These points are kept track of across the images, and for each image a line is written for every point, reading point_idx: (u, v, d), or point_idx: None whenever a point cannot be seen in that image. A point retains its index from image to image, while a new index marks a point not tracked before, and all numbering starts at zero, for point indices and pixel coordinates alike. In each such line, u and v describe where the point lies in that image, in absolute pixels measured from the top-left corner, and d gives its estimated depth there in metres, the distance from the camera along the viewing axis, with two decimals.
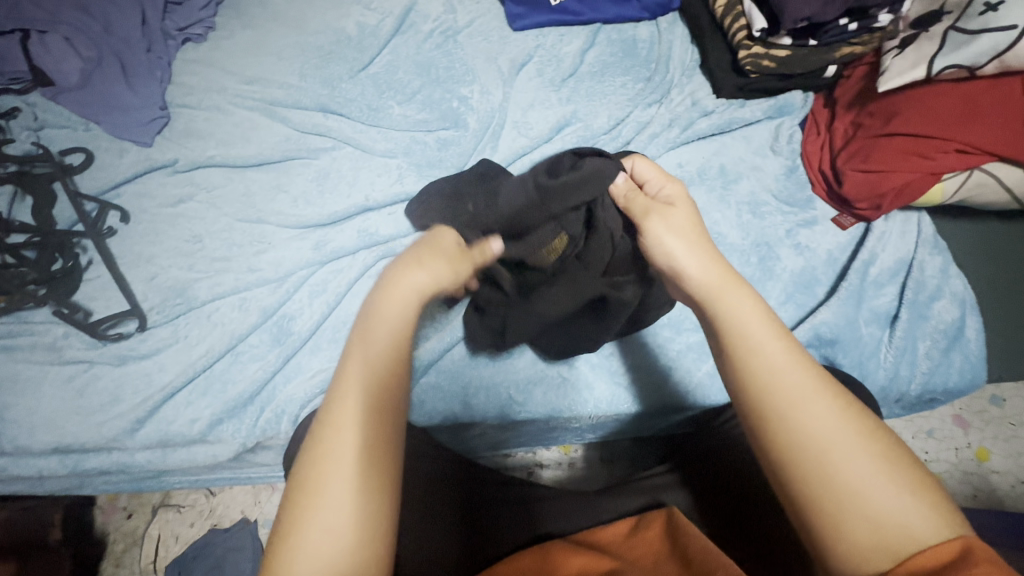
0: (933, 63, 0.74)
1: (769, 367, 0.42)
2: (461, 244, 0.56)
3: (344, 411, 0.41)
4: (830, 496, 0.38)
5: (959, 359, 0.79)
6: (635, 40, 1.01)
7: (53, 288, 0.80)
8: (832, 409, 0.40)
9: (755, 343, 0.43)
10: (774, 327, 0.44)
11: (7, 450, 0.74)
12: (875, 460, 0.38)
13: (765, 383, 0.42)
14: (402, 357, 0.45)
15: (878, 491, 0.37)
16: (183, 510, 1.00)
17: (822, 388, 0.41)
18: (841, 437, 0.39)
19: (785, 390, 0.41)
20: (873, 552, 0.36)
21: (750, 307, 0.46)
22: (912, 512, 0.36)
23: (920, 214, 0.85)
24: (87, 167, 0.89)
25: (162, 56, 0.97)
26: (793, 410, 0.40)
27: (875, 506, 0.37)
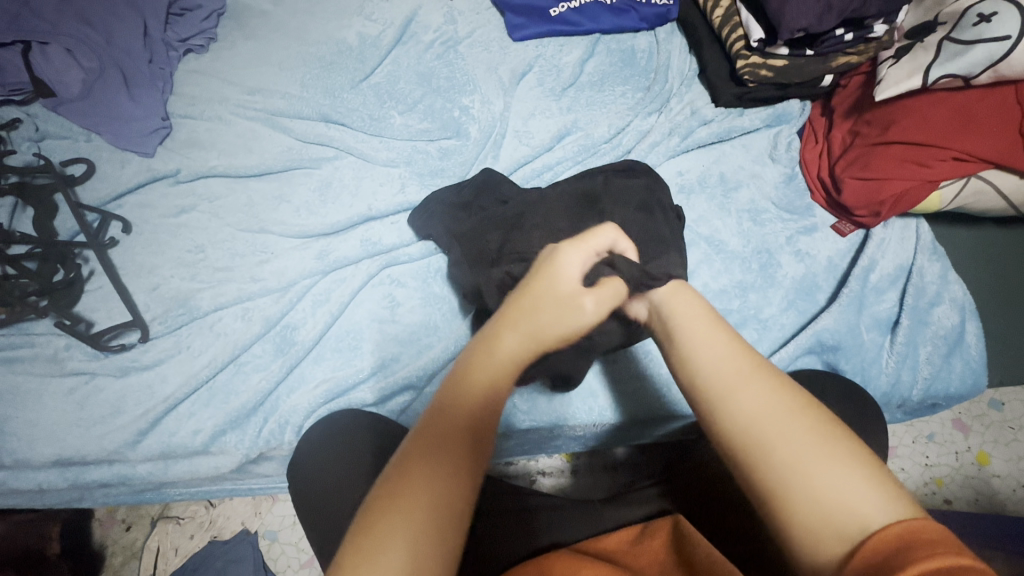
0: (929, 73, 0.75)
1: (706, 364, 0.43)
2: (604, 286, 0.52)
3: (431, 452, 0.42)
4: (777, 477, 0.37)
5: (959, 365, 0.79)
6: (634, 50, 1.02)
7: (54, 299, 0.79)
8: (766, 393, 0.40)
9: (694, 348, 0.45)
10: (719, 329, 0.46)
11: (6, 463, 0.73)
12: (818, 438, 0.37)
13: (701, 382, 0.43)
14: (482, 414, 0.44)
15: (820, 469, 0.36)
16: (183, 522, 0.99)
17: (760, 373, 0.42)
18: (779, 420, 0.39)
19: (724, 380, 0.42)
20: (822, 533, 0.34)
21: (697, 312, 0.48)
22: (857, 489, 0.35)
23: (918, 221, 0.86)
24: (89, 178, 0.89)
25: (164, 67, 0.97)
26: (730, 402, 0.41)
27: (819, 484, 0.35)
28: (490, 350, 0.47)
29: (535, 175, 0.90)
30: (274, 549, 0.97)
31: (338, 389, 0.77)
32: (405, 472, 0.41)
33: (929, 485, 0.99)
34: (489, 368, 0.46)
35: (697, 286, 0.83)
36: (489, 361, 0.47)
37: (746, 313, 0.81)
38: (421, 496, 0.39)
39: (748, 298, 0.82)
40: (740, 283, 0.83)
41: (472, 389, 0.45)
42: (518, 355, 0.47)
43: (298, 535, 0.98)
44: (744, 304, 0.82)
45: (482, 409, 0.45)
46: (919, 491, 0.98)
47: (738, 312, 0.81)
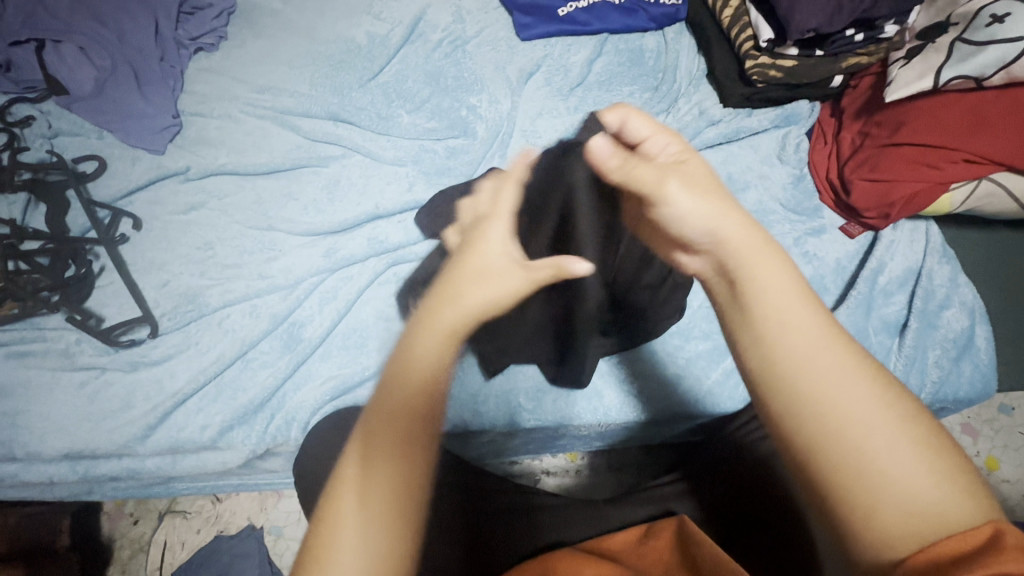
0: (941, 74, 0.75)
1: (790, 337, 0.35)
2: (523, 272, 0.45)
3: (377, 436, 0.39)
4: (857, 477, 0.32)
5: (969, 368, 0.78)
6: (642, 50, 1.02)
7: (66, 295, 0.80)
8: (856, 378, 0.34)
9: (773, 312, 0.36)
10: (804, 294, 0.37)
11: (18, 456, 0.74)
12: (906, 434, 0.33)
13: (783, 357, 0.35)
14: (431, 376, 0.41)
15: (903, 469, 0.32)
16: (190, 516, 1.00)
17: (849, 354, 0.35)
18: (872, 414, 0.33)
19: (807, 360, 0.35)
20: (903, 539, 0.31)
21: (778, 269, 0.38)
22: (939, 490, 0.31)
23: (928, 223, 0.86)
24: (101, 175, 0.90)
25: (175, 65, 0.98)
26: (818, 384, 0.34)
27: (903, 485, 0.31)
28: (430, 323, 0.43)
29: None
30: (279, 544, 0.98)
31: (344, 386, 0.77)
32: (354, 458, 0.39)
33: None
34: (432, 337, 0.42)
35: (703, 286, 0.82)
36: (429, 337, 0.42)
37: None
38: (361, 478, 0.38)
39: None
40: None
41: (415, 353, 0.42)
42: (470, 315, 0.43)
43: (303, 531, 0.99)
44: None
45: (431, 375, 0.41)
46: None
47: None
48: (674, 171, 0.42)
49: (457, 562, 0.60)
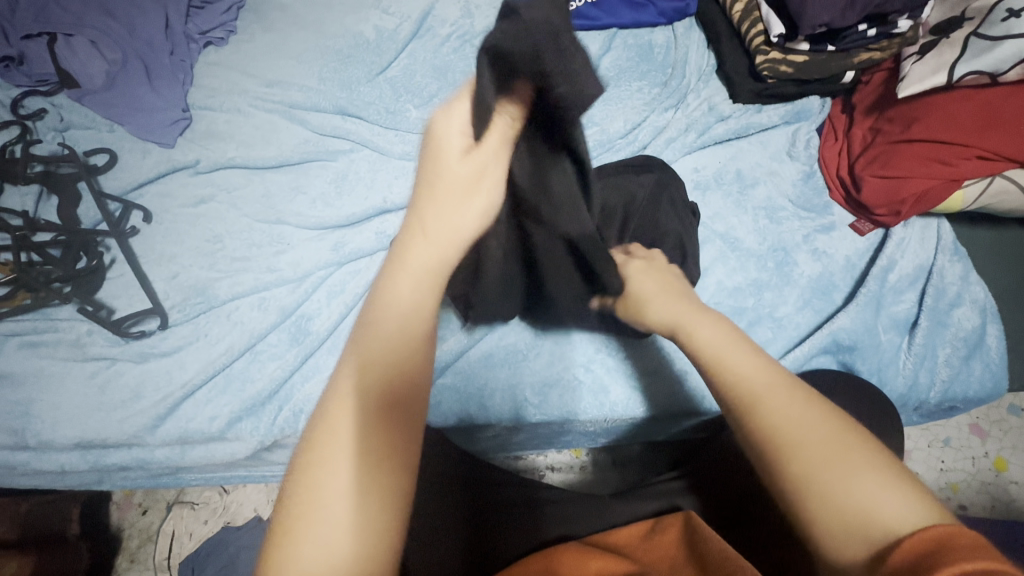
0: (954, 70, 0.74)
1: (731, 373, 0.42)
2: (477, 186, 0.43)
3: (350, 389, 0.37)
4: (801, 488, 0.36)
5: (979, 367, 0.78)
6: (651, 45, 1.01)
7: (77, 286, 0.81)
8: (791, 403, 0.39)
9: (715, 357, 0.44)
10: (737, 341, 0.45)
11: (30, 445, 0.75)
12: (847, 447, 0.36)
13: (727, 391, 0.42)
14: (412, 337, 0.40)
15: (843, 476, 0.35)
16: (198, 507, 1.01)
17: (784, 382, 0.41)
18: (806, 431, 0.37)
19: (746, 387, 0.41)
20: (853, 542, 0.33)
21: (716, 326, 0.47)
22: (881, 496, 0.34)
23: (940, 221, 0.85)
24: (112, 168, 0.91)
25: (185, 59, 0.99)
26: (755, 408, 0.40)
27: (846, 492, 0.34)
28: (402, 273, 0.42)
29: None
30: None
31: None
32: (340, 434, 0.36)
33: (944, 489, 0.98)
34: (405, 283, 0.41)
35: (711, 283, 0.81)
36: (400, 279, 0.41)
37: (760, 312, 0.80)
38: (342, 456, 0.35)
39: (763, 296, 0.81)
40: (755, 281, 0.82)
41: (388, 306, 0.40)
42: (445, 246, 0.42)
43: None
44: (759, 302, 0.81)
45: (402, 331, 0.39)
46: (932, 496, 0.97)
47: (752, 310, 0.80)
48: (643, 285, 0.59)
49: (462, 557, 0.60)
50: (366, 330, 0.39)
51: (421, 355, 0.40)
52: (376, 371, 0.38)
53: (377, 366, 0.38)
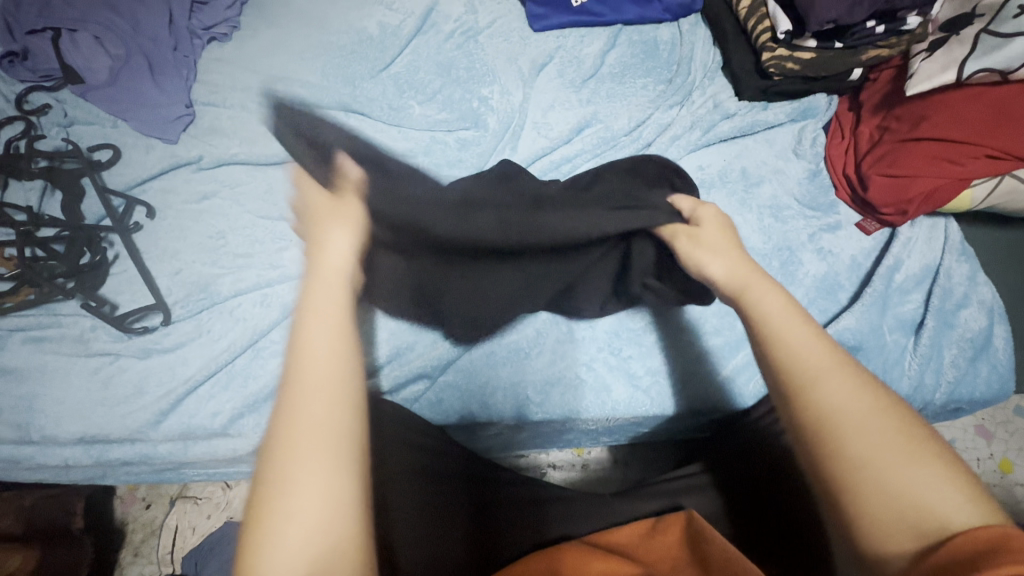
0: (964, 67, 0.73)
1: (790, 348, 0.43)
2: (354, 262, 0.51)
3: (286, 409, 0.40)
4: (850, 473, 0.37)
5: (986, 369, 0.77)
6: (657, 41, 1.00)
7: (80, 281, 0.81)
8: (851, 387, 0.40)
9: (776, 329, 0.44)
10: (799, 316, 0.45)
11: (35, 439, 0.75)
12: (902, 441, 0.37)
13: (784, 364, 0.42)
14: (332, 340, 0.43)
15: (893, 465, 0.36)
16: (200, 502, 1.02)
17: (845, 367, 0.41)
18: (861, 415, 0.39)
19: (808, 365, 0.41)
20: (898, 531, 0.35)
21: (779, 297, 0.47)
22: (932, 490, 0.35)
23: (947, 220, 0.84)
24: (115, 163, 0.91)
25: (189, 54, 0.98)
26: (813, 387, 0.40)
27: (895, 480, 0.36)
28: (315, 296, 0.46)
29: (554, 166, 0.89)
30: None
31: None
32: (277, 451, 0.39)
33: None
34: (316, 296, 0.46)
35: None
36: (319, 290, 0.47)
37: None
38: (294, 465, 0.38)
39: None
40: None
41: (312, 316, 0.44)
42: (334, 273, 0.48)
43: None
44: None
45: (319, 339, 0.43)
46: None
47: None
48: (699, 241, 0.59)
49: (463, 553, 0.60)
50: (297, 346, 0.43)
51: (349, 351, 0.43)
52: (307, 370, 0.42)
53: (306, 369, 0.42)
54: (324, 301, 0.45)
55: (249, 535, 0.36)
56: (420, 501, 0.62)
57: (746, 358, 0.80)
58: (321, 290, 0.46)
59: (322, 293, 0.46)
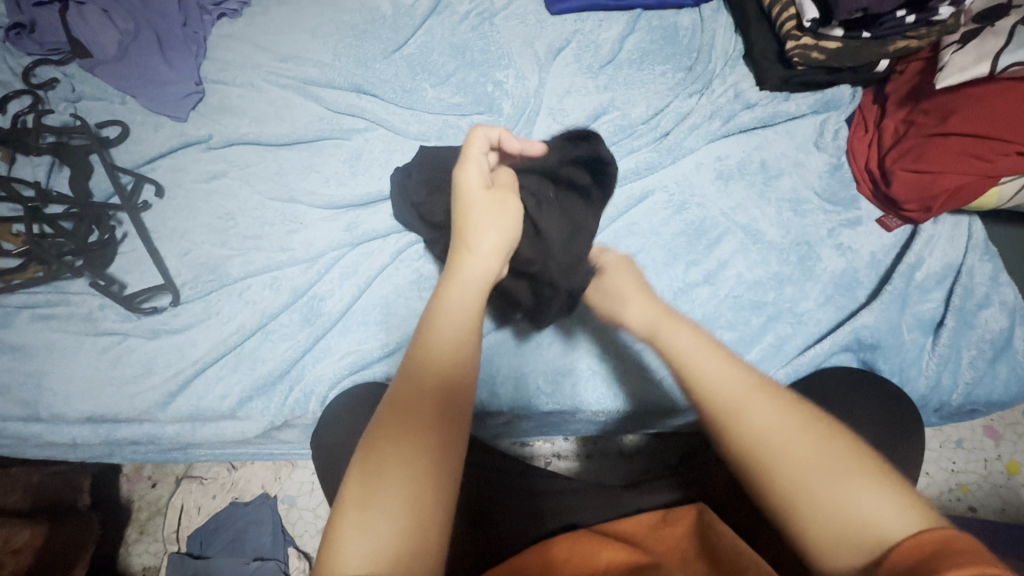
0: (998, 60, 0.70)
1: (714, 383, 0.44)
2: (504, 199, 0.55)
3: (394, 412, 0.41)
4: (790, 494, 0.38)
5: (1005, 370, 0.76)
6: (677, 27, 0.98)
7: (89, 260, 0.80)
8: (773, 411, 0.41)
9: (699, 362, 0.45)
10: (717, 354, 0.46)
11: (43, 417, 0.75)
12: (832, 453, 0.38)
13: (710, 399, 0.43)
14: (456, 344, 0.45)
15: (831, 482, 0.37)
16: (206, 482, 1.02)
17: (768, 402, 0.42)
18: (790, 438, 0.40)
19: (732, 399, 0.42)
20: (843, 548, 0.35)
21: (696, 339, 0.47)
22: (874, 504, 0.36)
23: (971, 218, 0.83)
24: (124, 141, 0.89)
25: (198, 30, 0.96)
26: (741, 416, 0.41)
27: (832, 500, 0.36)
28: (449, 296, 0.48)
29: None
30: (292, 513, 1.00)
31: (363, 362, 0.77)
32: (377, 453, 0.39)
33: (954, 491, 0.97)
34: (454, 304, 0.47)
35: (730, 276, 0.80)
36: (452, 295, 0.48)
37: (781, 307, 0.78)
38: (397, 473, 0.38)
39: (784, 291, 0.79)
40: (776, 275, 0.80)
41: (440, 322, 0.46)
42: (475, 284, 0.49)
43: (316, 502, 1.01)
44: (780, 296, 0.79)
45: (456, 342, 0.45)
46: (941, 497, 0.96)
47: (773, 305, 0.78)
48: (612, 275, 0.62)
49: (456, 545, 0.60)
50: (421, 338, 0.45)
51: (456, 361, 0.44)
52: (424, 376, 0.43)
53: (414, 378, 0.43)
54: (456, 301, 0.48)
55: (336, 523, 0.37)
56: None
57: (760, 353, 0.76)
58: (454, 293, 0.48)
59: (453, 295, 0.48)
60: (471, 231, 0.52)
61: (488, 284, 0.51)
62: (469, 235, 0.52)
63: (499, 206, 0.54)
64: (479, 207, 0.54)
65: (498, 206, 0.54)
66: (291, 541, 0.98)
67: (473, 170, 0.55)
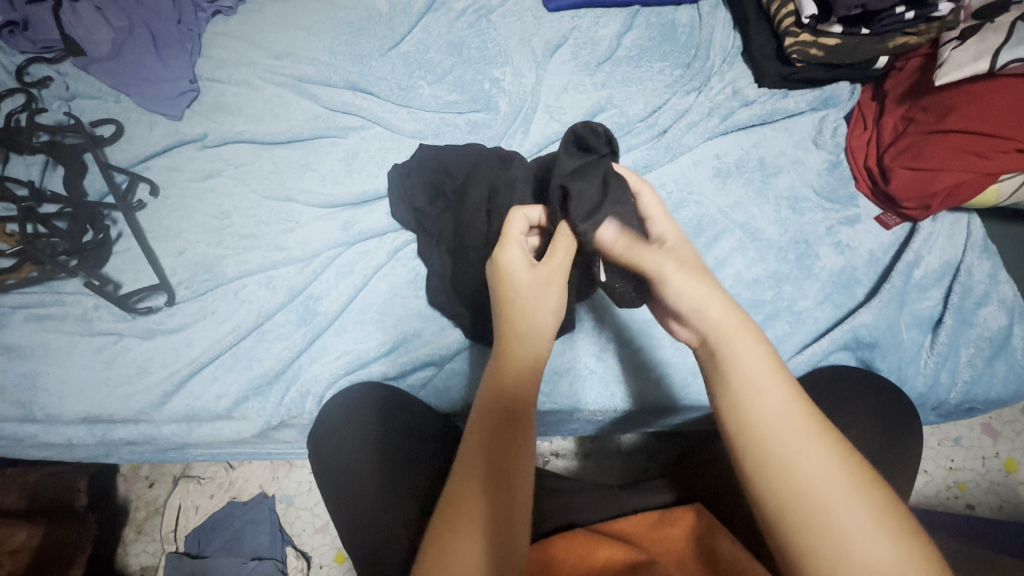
0: (998, 56, 0.69)
1: (762, 415, 0.38)
2: (549, 279, 0.51)
3: (461, 481, 0.43)
4: (827, 550, 0.34)
5: (1004, 369, 0.75)
6: (675, 24, 0.98)
7: (84, 259, 0.79)
8: (823, 456, 0.36)
9: (750, 387, 0.39)
10: (776, 375, 0.40)
11: (38, 417, 0.75)
12: (870, 509, 0.35)
13: (752, 433, 0.38)
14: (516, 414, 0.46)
15: (864, 541, 0.33)
16: (204, 482, 1.01)
17: (821, 436, 0.37)
18: (834, 487, 0.35)
19: (778, 438, 0.37)
20: None
21: (756, 347, 0.41)
22: (901, 561, 0.33)
23: (970, 216, 0.82)
24: (118, 139, 0.89)
25: (193, 28, 0.96)
26: (787, 459, 0.36)
27: (867, 560, 0.33)
28: (509, 361, 0.48)
29: None
30: (290, 513, 1.00)
31: (359, 361, 0.77)
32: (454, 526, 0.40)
33: (952, 488, 0.97)
34: (513, 369, 0.48)
35: (729, 275, 0.80)
36: (515, 362, 0.48)
37: (779, 305, 0.78)
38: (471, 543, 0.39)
39: (782, 289, 0.79)
40: (775, 273, 0.80)
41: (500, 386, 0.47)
42: (535, 349, 0.49)
43: (314, 501, 1.01)
44: (778, 295, 0.78)
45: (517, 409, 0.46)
46: (938, 495, 0.96)
47: (771, 303, 0.78)
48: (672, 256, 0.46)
49: None
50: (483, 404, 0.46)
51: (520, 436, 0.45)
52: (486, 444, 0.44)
53: (476, 449, 0.44)
54: (517, 365, 0.48)
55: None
56: (394, 498, 0.60)
57: None
58: (516, 357, 0.48)
59: (516, 359, 0.48)
60: (526, 296, 0.51)
61: (546, 351, 0.50)
62: (524, 304, 0.50)
63: (542, 285, 0.51)
64: (528, 283, 0.51)
65: (548, 281, 0.51)
66: (289, 540, 0.98)
67: (516, 250, 0.52)
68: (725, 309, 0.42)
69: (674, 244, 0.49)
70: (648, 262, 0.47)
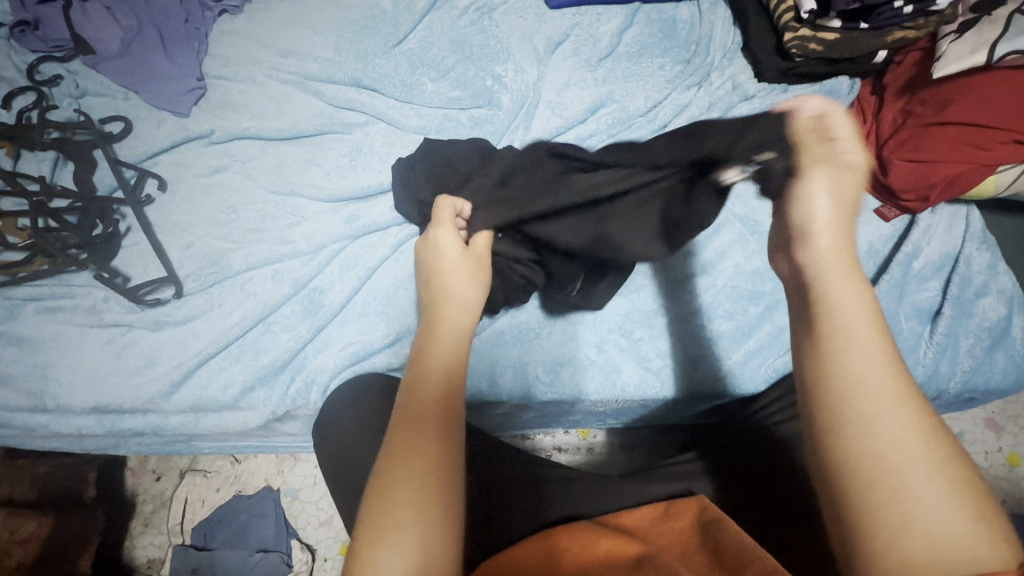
0: (995, 49, 0.71)
1: (849, 366, 0.36)
2: (479, 263, 0.58)
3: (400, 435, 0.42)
4: (888, 504, 0.32)
5: (1003, 359, 0.76)
6: (675, 20, 0.99)
7: (94, 253, 0.80)
8: (904, 417, 0.34)
9: (840, 337, 0.38)
10: (872, 331, 0.38)
11: (48, 407, 0.76)
12: (947, 477, 0.32)
13: (830, 380, 0.37)
14: (450, 375, 0.47)
15: (935, 505, 0.31)
16: (210, 475, 1.03)
17: (909, 401, 0.35)
18: (911, 448, 0.33)
19: (859, 389, 0.36)
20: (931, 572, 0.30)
21: (859, 300, 0.39)
22: (968, 530, 0.31)
23: (969, 208, 0.83)
24: (128, 135, 0.90)
25: (200, 27, 0.97)
26: (863, 409, 0.35)
27: (928, 520, 0.31)
28: (439, 331, 0.50)
29: None
30: (295, 506, 1.01)
31: (364, 352, 0.78)
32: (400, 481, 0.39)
33: None
34: (446, 335, 0.50)
35: (729, 266, 0.83)
36: (445, 329, 0.50)
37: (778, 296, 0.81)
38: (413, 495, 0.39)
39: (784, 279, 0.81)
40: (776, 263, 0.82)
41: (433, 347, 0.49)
42: (463, 319, 0.52)
43: (319, 494, 1.02)
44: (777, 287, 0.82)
45: (450, 370, 0.47)
46: None
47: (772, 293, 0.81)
48: (828, 168, 0.47)
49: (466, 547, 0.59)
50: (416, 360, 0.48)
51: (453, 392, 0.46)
52: (430, 404, 0.44)
53: (419, 404, 0.44)
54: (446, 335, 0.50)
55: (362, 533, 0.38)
56: None
57: (757, 343, 0.79)
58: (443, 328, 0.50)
59: (443, 330, 0.50)
60: (448, 275, 0.56)
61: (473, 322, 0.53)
62: (446, 282, 0.55)
63: (471, 269, 0.57)
64: (452, 263, 0.57)
65: (474, 265, 0.58)
66: (294, 533, 0.98)
67: (446, 231, 0.59)
68: (836, 253, 0.42)
69: (855, 166, 0.48)
70: (807, 161, 0.48)
